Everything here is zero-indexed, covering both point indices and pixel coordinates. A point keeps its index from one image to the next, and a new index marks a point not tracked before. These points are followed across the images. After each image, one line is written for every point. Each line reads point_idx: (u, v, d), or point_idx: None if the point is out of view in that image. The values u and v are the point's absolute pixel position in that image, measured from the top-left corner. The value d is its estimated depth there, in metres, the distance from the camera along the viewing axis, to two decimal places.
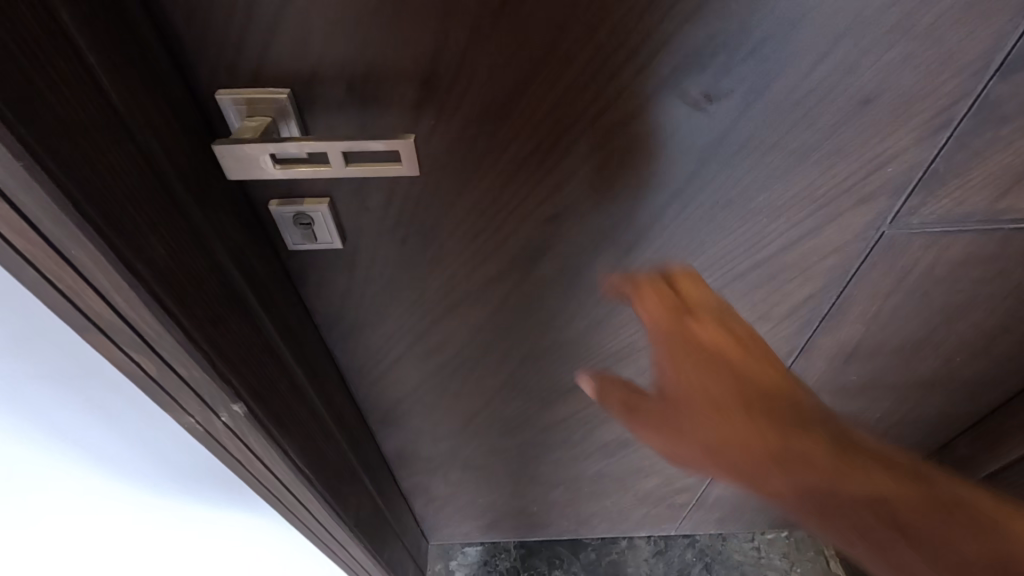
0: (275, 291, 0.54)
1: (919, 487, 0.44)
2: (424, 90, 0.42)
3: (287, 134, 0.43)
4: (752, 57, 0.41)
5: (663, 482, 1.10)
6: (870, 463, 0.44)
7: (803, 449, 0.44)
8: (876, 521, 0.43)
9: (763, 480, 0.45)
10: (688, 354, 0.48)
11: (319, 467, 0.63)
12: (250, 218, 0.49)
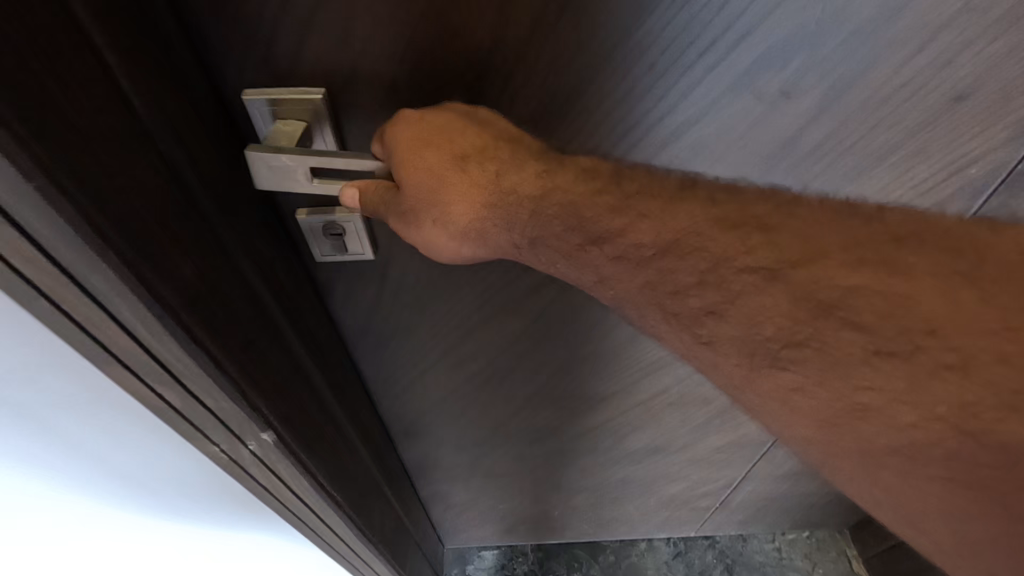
0: (303, 307, 0.50)
1: (664, 199, 0.35)
2: (473, 91, 0.38)
3: (320, 141, 0.39)
4: (840, 49, 0.37)
5: (690, 487, 1.07)
6: (600, 185, 0.37)
7: (522, 191, 0.38)
8: (626, 261, 0.36)
9: (500, 241, 0.40)
10: (418, 134, 0.36)
11: (348, 488, 0.59)
12: (275, 232, 0.45)
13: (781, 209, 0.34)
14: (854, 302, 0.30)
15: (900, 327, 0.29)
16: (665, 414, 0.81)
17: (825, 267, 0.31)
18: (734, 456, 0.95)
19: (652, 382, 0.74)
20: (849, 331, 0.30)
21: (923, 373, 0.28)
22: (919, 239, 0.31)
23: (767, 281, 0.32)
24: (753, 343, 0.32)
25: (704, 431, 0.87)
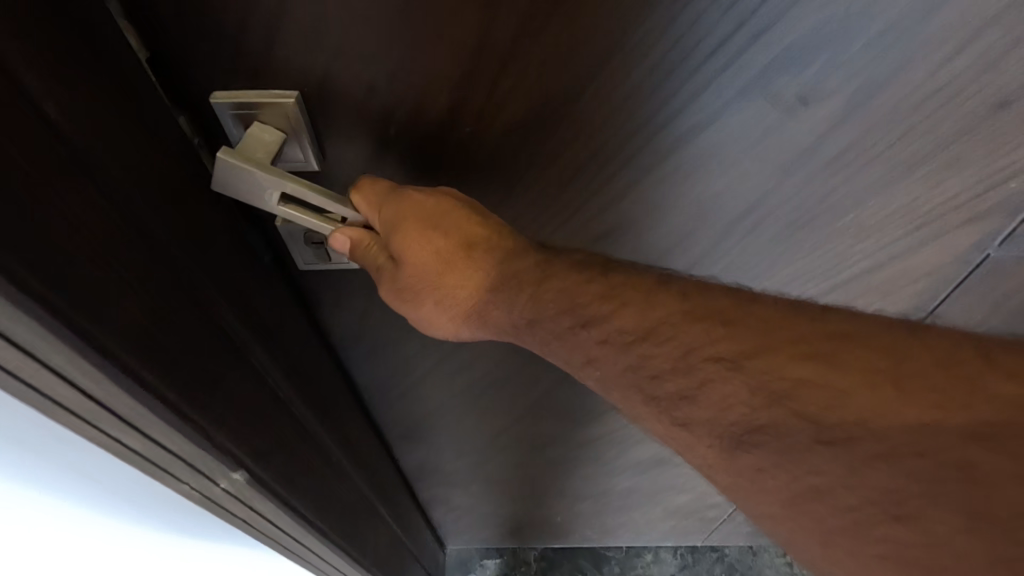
0: (280, 327, 0.46)
1: (645, 288, 0.33)
2: (458, 99, 0.35)
3: (296, 152, 0.37)
4: (870, 50, 0.33)
5: (696, 498, 1.04)
6: (588, 272, 0.35)
7: (523, 279, 0.36)
8: (608, 346, 0.33)
9: (498, 321, 0.38)
10: (412, 216, 0.35)
11: (337, 515, 0.55)
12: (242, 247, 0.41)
13: (740, 301, 0.31)
14: (811, 396, 0.28)
15: (852, 423, 0.27)
16: None
17: (785, 359, 0.29)
18: None
19: None
20: (805, 425, 0.28)
21: (857, 460, 0.27)
22: (869, 338, 0.29)
23: (732, 371, 0.29)
24: (724, 428, 0.29)
25: None
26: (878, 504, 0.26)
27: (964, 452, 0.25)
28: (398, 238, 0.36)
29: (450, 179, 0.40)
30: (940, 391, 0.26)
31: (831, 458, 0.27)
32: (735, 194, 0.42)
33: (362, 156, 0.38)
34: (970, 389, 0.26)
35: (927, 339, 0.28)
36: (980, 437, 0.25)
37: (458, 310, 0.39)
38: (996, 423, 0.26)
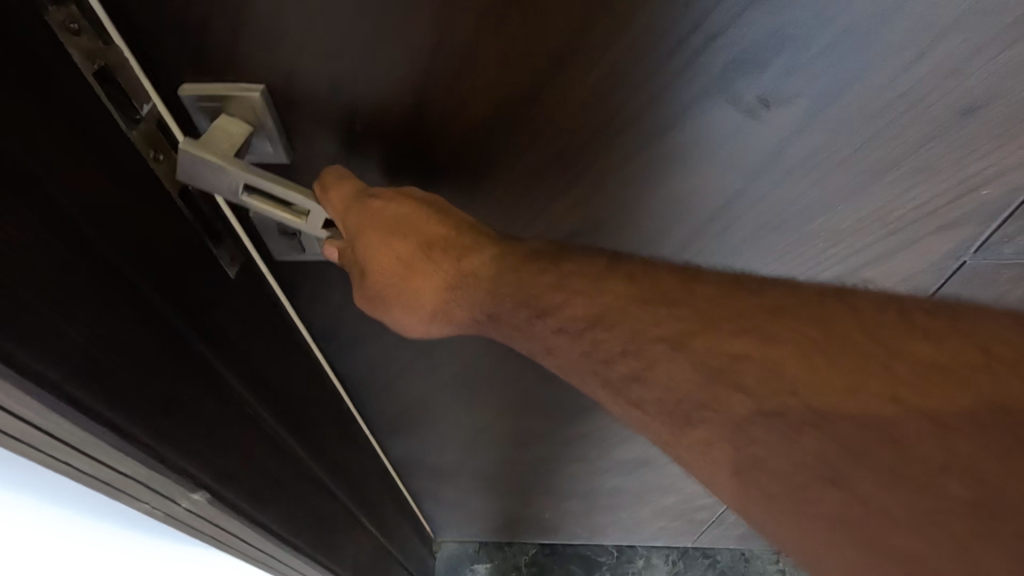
0: (262, 340, 0.47)
1: (592, 276, 0.34)
2: (421, 95, 0.36)
3: (262, 146, 0.38)
4: (827, 55, 0.33)
5: (685, 499, 1.01)
6: (542, 264, 0.35)
7: (478, 273, 0.37)
8: (563, 335, 0.34)
9: (460, 316, 0.39)
10: (377, 221, 0.36)
11: (306, 522, 0.57)
12: (225, 259, 0.42)
13: (686, 282, 0.31)
14: (749, 368, 0.27)
15: (790, 393, 0.26)
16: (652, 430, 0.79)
17: (725, 335, 0.28)
18: None
19: None
20: (744, 397, 0.27)
21: (792, 428, 0.25)
22: (805, 315, 0.28)
23: (675, 351, 0.29)
24: (672, 408, 0.29)
25: None
26: (810, 471, 0.25)
27: (888, 413, 0.24)
28: (365, 225, 0.36)
29: (415, 174, 0.41)
30: (871, 360, 0.25)
31: (770, 429, 0.26)
32: (702, 196, 0.42)
33: (329, 150, 0.39)
34: (891, 351, 0.25)
35: (859, 307, 0.28)
36: (905, 398, 0.24)
37: (428, 308, 0.40)
38: (924, 384, 0.24)
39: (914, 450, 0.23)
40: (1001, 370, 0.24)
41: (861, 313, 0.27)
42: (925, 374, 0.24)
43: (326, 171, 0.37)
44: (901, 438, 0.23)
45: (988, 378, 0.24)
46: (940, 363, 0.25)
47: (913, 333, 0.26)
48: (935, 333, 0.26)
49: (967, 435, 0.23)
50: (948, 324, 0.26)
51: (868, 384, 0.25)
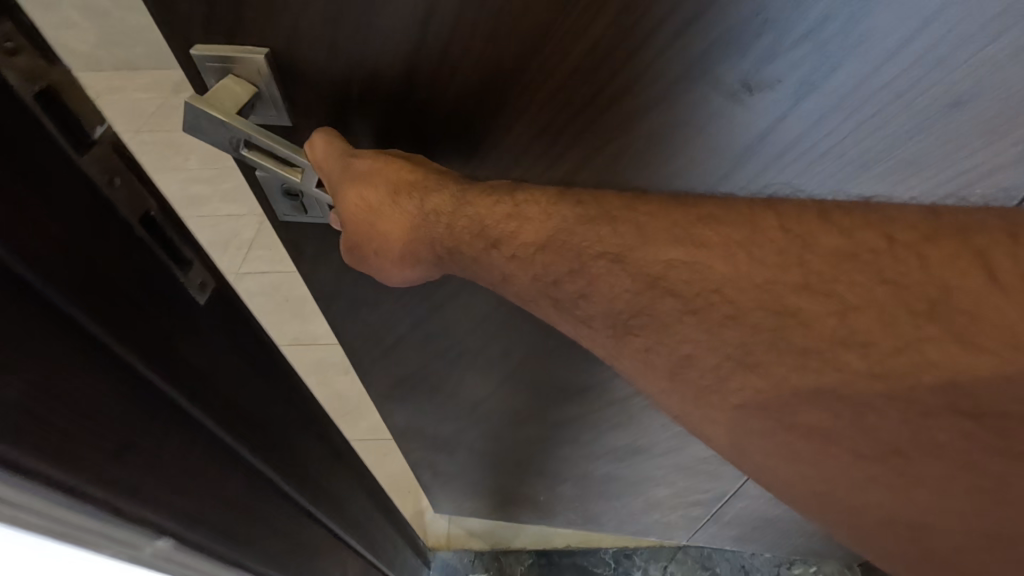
0: (242, 370, 0.41)
1: (543, 202, 0.36)
2: (411, 64, 0.37)
3: (266, 108, 0.41)
4: (810, 40, 0.33)
5: (678, 494, 0.98)
6: (498, 195, 0.38)
7: (440, 211, 0.38)
8: (517, 260, 0.37)
9: (423, 254, 0.42)
10: (353, 176, 0.39)
11: (290, 559, 0.52)
12: (198, 287, 0.36)
13: (629, 204, 0.34)
14: (679, 272, 0.31)
15: (713, 290, 0.30)
16: (644, 417, 0.79)
17: (662, 243, 0.32)
18: (724, 470, 0.88)
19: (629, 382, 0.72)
20: (676, 299, 0.32)
21: (714, 322, 0.30)
22: (730, 219, 0.31)
23: (614, 263, 0.33)
24: (616, 317, 0.34)
25: (688, 440, 0.83)
26: (732, 359, 0.30)
27: (794, 299, 0.28)
28: (347, 180, 0.39)
29: (409, 142, 0.42)
30: (786, 252, 0.29)
31: (696, 325, 0.31)
32: (687, 181, 0.42)
33: (327, 113, 0.41)
34: (807, 245, 0.29)
35: (782, 210, 0.31)
36: (811, 286, 0.28)
37: (396, 247, 0.42)
38: (830, 270, 0.28)
39: (819, 332, 0.28)
40: (902, 249, 0.27)
41: (786, 234, 0.30)
42: (835, 260, 0.28)
43: (315, 133, 0.40)
44: (804, 321, 0.28)
45: (890, 258, 0.27)
46: (847, 250, 0.28)
47: (828, 226, 0.29)
48: (852, 227, 0.29)
49: (863, 313, 0.27)
50: (860, 214, 0.29)
51: (783, 277, 0.29)
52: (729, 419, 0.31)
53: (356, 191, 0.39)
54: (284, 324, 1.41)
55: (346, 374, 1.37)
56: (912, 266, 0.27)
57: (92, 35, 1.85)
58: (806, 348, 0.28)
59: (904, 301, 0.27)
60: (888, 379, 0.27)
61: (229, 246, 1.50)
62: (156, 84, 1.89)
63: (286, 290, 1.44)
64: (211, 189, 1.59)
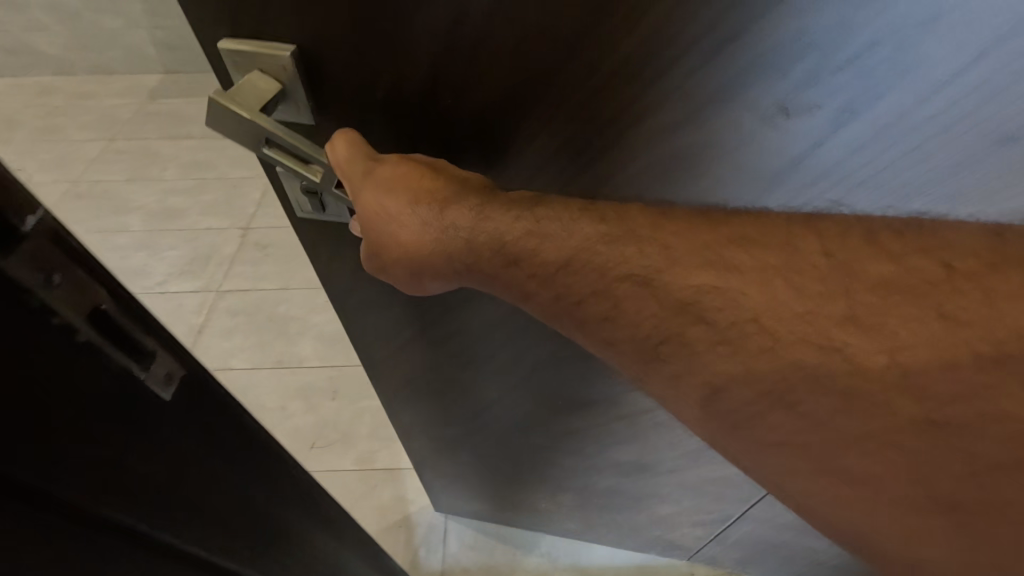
0: (216, 458, 0.35)
1: (567, 219, 0.35)
2: (436, 71, 0.37)
3: (290, 104, 0.40)
4: (853, 66, 0.32)
5: (681, 512, 0.96)
6: (519, 211, 0.36)
7: (458, 225, 0.37)
8: (536, 278, 0.36)
9: (443, 269, 0.40)
10: (372, 180, 0.38)
11: None
12: (160, 379, 0.30)
13: (654, 222, 0.33)
14: (712, 299, 0.31)
15: (750, 319, 0.30)
16: (651, 433, 0.78)
17: (690, 267, 0.31)
18: (729, 492, 0.86)
19: (637, 399, 0.71)
20: (710, 326, 0.31)
21: (752, 352, 0.30)
22: (767, 241, 0.30)
23: (643, 287, 0.32)
24: (644, 341, 0.33)
25: (694, 460, 0.81)
26: (773, 393, 0.30)
27: (840, 335, 0.28)
28: (367, 184, 0.38)
29: (435, 149, 0.42)
30: (831, 280, 0.28)
31: (731, 355, 0.30)
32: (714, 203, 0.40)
33: (351, 114, 0.41)
34: (854, 273, 0.28)
35: (824, 230, 0.30)
36: (856, 320, 0.27)
37: (413, 258, 0.40)
38: (880, 306, 0.27)
39: (869, 373, 0.27)
40: (961, 280, 0.26)
41: (827, 263, 0.29)
42: (885, 293, 0.27)
43: (338, 133, 0.39)
44: (848, 357, 0.28)
45: (950, 290, 0.26)
46: (899, 281, 0.27)
47: (879, 252, 0.28)
48: (907, 253, 0.28)
49: (914, 351, 0.26)
50: (914, 242, 0.28)
51: (824, 310, 0.28)
52: (767, 453, 0.32)
53: (375, 197, 0.38)
54: (268, 346, 1.38)
55: (335, 399, 1.31)
56: (974, 302, 0.26)
57: (62, 39, 2.04)
58: (852, 388, 0.28)
59: (962, 342, 0.26)
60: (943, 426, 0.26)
61: (208, 260, 1.54)
62: (133, 92, 2.03)
63: (270, 308, 1.45)
64: (190, 202, 1.68)
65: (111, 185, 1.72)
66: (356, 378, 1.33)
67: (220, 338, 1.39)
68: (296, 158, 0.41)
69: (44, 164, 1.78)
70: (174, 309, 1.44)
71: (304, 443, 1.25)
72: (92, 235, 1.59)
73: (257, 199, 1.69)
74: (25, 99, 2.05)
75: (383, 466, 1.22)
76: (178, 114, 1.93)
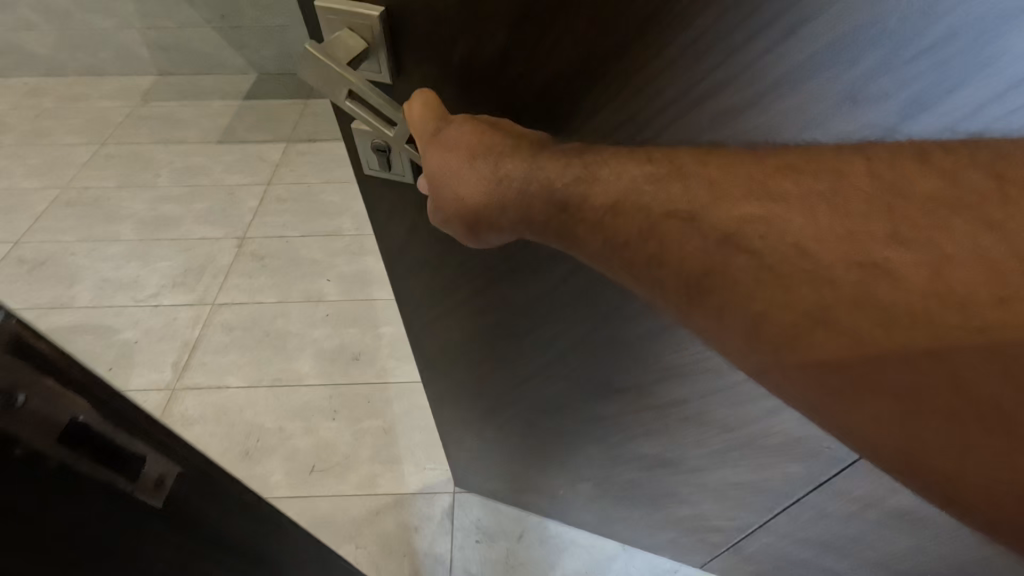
0: (200, 528, 0.38)
1: (617, 161, 0.36)
2: (512, 37, 0.39)
3: (374, 63, 0.43)
4: (928, 56, 0.32)
5: (700, 515, 0.95)
6: (566, 159, 0.37)
7: (512, 174, 0.38)
8: (589, 225, 0.37)
9: (502, 218, 0.40)
10: (438, 140, 0.40)
11: None
12: (148, 486, 0.34)
13: (700, 157, 0.34)
14: (757, 229, 0.31)
15: (793, 243, 0.30)
16: (679, 428, 0.78)
17: (735, 199, 0.31)
18: (751, 499, 0.85)
19: (668, 390, 0.71)
20: (753, 254, 0.31)
21: (794, 274, 0.30)
22: (811, 168, 0.31)
23: (687, 223, 0.33)
24: (687, 275, 0.33)
25: (719, 461, 0.80)
26: (810, 312, 0.29)
27: (883, 252, 0.28)
28: (434, 143, 0.41)
29: (499, 106, 0.43)
30: (877, 203, 0.29)
31: (768, 280, 0.30)
32: None
33: (427, 76, 0.43)
34: (902, 195, 0.28)
35: (872, 156, 0.30)
36: (903, 235, 0.28)
37: (471, 200, 0.40)
38: (925, 221, 0.28)
39: (909, 284, 0.27)
40: (1010, 188, 0.27)
41: (876, 186, 0.29)
42: (935, 209, 0.28)
43: (415, 94, 0.42)
44: (889, 271, 0.27)
45: (999, 199, 0.27)
46: (946, 195, 0.28)
47: (929, 170, 0.29)
48: (957, 168, 0.28)
49: (954, 263, 0.26)
50: (960, 157, 0.29)
51: (865, 228, 0.28)
52: (805, 375, 0.30)
53: (441, 153, 0.40)
54: (265, 363, 1.33)
55: (335, 419, 1.25)
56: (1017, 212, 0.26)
57: (49, 37, 2.10)
58: (898, 297, 0.27)
59: (1011, 249, 0.26)
60: (990, 338, 0.25)
61: (204, 271, 1.52)
62: (124, 94, 2.10)
63: (267, 323, 1.41)
64: (184, 210, 1.68)
65: (100, 192, 1.74)
66: (359, 398, 1.28)
67: (215, 355, 1.34)
68: (374, 111, 0.44)
69: (33, 168, 1.82)
70: (168, 323, 1.40)
71: (303, 468, 1.17)
72: (83, 245, 1.59)
73: (253, 208, 1.70)
74: (13, 100, 2.10)
75: (387, 492, 1.15)
76: (172, 118, 2.00)
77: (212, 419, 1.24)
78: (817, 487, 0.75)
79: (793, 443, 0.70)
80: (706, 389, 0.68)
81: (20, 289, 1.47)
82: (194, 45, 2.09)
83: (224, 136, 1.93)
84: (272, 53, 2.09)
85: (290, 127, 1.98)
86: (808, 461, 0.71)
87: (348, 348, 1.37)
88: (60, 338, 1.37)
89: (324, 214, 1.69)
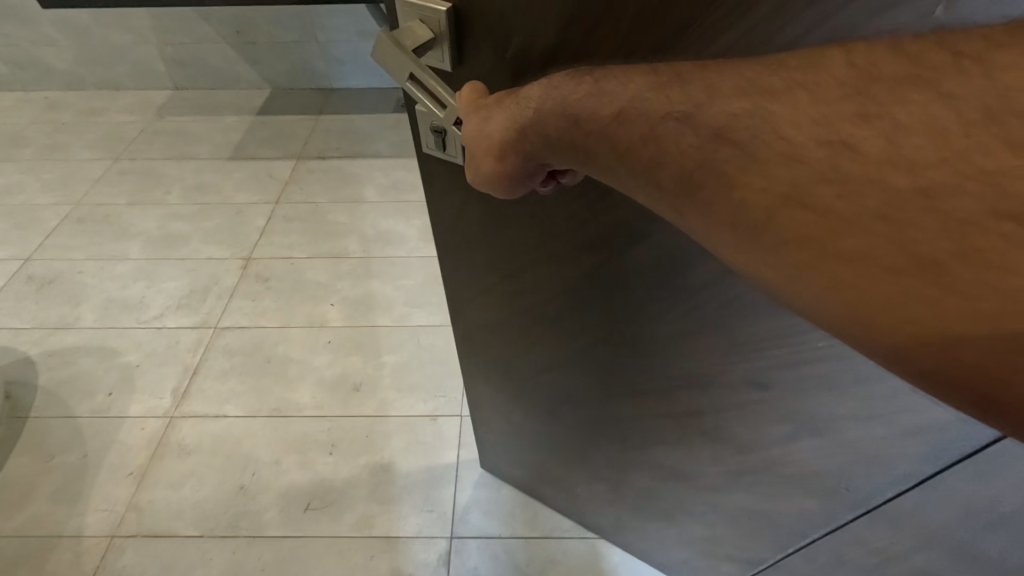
0: None
1: (623, 73, 0.36)
2: (562, 33, 0.44)
3: (438, 51, 0.50)
4: None
5: (712, 539, 0.91)
6: (581, 77, 0.38)
7: (532, 101, 0.40)
8: (595, 139, 0.37)
9: (526, 146, 0.42)
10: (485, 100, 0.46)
11: None
12: None
13: (701, 63, 0.34)
14: (745, 118, 0.30)
15: (775, 133, 0.29)
16: (698, 443, 0.77)
17: (726, 95, 0.31)
18: (766, 533, 0.81)
19: (688, 399, 0.72)
20: (738, 147, 0.30)
21: (772, 158, 0.29)
22: (798, 63, 0.30)
23: (682, 121, 0.32)
24: (682, 173, 0.33)
25: (735, 483, 0.79)
26: (783, 190, 0.29)
27: (852, 129, 0.27)
28: (477, 109, 0.46)
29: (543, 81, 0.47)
30: (850, 86, 0.28)
31: (750, 167, 0.30)
32: None
33: (487, 67, 0.49)
34: (873, 78, 0.27)
35: (855, 46, 0.29)
36: (870, 109, 0.27)
37: (495, 136, 0.44)
38: (892, 96, 0.27)
39: (869, 157, 0.26)
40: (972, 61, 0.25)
41: (851, 68, 0.28)
42: (902, 86, 0.27)
43: (466, 86, 0.49)
44: (856, 147, 0.27)
45: (956, 72, 0.26)
46: (915, 73, 0.26)
47: (899, 57, 0.27)
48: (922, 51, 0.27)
49: (910, 133, 0.26)
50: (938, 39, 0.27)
51: (837, 107, 0.27)
52: (776, 254, 0.31)
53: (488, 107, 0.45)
54: (265, 392, 1.33)
55: (332, 454, 1.22)
56: (976, 75, 0.25)
57: (70, 52, 2.25)
58: (862, 168, 0.27)
59: (965, 117, 0.25)
60: (937, 196, 0.25)
61: (208, 293, 1.56)
62: (139, 109, 2.25)
63: (268, 349, 1.42)
64: (192, 229, 1.74)
65: (110, 209, 1.82)
66: (356, 431, 1.26)
67: (216, 382, 1.35)
68: (431, 93, 0.50)
69: (47, 183, 1.91)
70: (169, 346, 1.43)
71: (298, 505, 1.14)
72: (90, 263, 1.65)
73: (259, 227, 1.75)
74: (34, 112, 2.22)
75: (381, 534, 1.11)
76: (183, 132, 2.12)
77: (208, 451, 1.23)
78: (834, 531, 0.70)
79: (811, 477, 0.67)
80: (726, 403, 0.68)
81: (30, 307, 1.53)
82: (209, 60, 2.25)
83: (236, 152, 2.02)
84: (283, 68, 2.26)
85: (299, 143, 2.06)
86: (827, 502, 0.68)
87: (348, 379, 1.36)
88: (65, 359, 1.40)
89: (330, 235, 1.72)
